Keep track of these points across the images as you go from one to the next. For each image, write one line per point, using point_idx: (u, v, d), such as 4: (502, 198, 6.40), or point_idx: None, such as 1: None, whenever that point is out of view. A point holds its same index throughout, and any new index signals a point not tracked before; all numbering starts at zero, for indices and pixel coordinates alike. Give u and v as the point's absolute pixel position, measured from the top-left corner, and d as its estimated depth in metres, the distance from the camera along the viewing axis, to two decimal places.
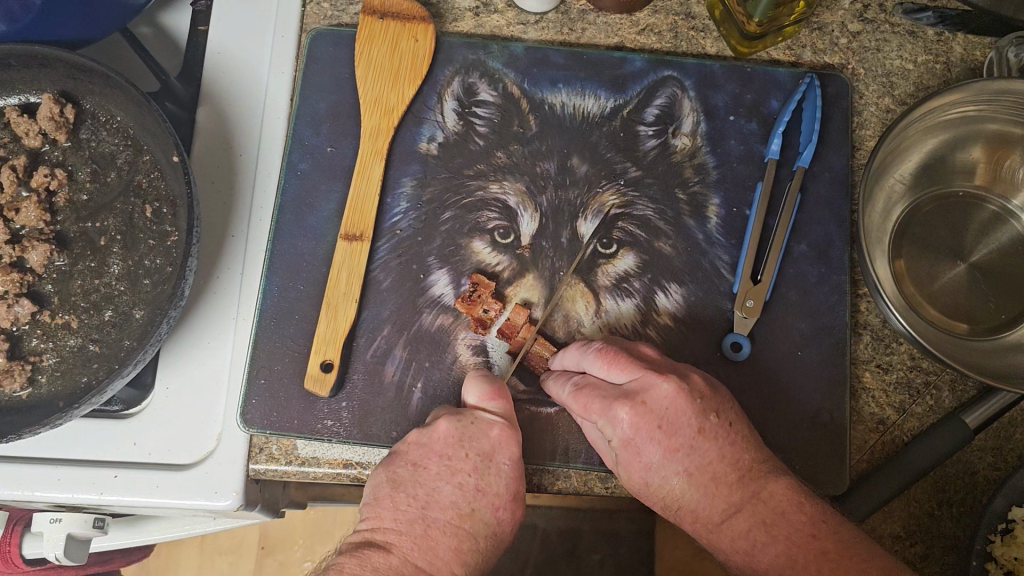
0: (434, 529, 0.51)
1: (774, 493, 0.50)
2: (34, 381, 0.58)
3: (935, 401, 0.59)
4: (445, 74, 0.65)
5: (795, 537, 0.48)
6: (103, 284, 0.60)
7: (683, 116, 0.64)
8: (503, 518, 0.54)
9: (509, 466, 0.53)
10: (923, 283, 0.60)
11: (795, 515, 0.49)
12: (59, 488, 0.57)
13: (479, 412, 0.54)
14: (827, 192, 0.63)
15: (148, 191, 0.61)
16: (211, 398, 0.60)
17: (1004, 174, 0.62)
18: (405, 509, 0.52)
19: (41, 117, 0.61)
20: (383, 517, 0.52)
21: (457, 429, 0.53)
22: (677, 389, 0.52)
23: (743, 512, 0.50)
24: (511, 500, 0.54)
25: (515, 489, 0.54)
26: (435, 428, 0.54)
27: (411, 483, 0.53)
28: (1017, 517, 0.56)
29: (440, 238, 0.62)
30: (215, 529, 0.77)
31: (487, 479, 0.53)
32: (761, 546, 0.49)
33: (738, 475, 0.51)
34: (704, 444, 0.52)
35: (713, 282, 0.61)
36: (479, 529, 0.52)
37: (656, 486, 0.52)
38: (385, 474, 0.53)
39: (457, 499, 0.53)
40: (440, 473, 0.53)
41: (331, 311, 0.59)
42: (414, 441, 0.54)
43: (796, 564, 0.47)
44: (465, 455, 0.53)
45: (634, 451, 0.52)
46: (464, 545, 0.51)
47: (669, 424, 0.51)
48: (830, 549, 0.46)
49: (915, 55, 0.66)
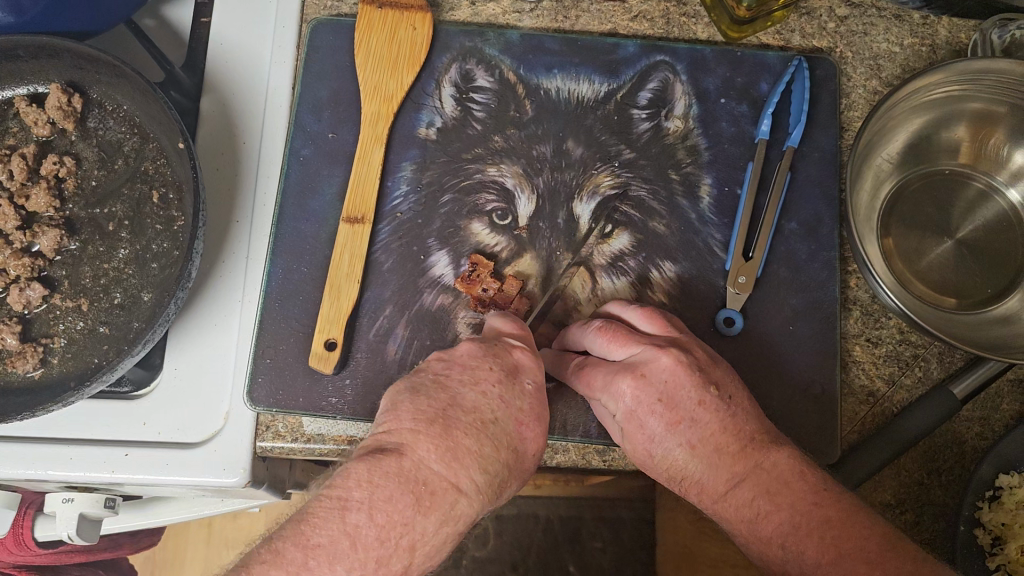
0: (455, 430, 0.48)
1: (777, 462, 0.50)
2: (46, 362, 0.59)
3: (924, 373, 0.61)
4: (443, 61, 0.67)
5: (798, 504, 0.48)
6: (111, 268, 0.61)
7: (675, 100, 0.66)
8: (527, 436, 0.50)
9: (532, 387, 0.51)
10: (911, 259, 0.62)
11: (797, 483, 0.49)
12: (73, 467, 0.59)
13: (503, 338, 0.54)
14: (817, 172, 0.65)
15: (154, 177, 0.63)
16: (219, 377, 0.61)
17: (988, 152, 0.63)
18: (426, 410, 0.48)
19: (49, 106, 0.63)
20: (400, 419, 0.48)
21: (482, 347, 0.52)
22: (676, 363, 0.53)
23: (747, 481, 0.50)
24: (535, 420, 0.51)
25: (539, 410, 0.51)
26: (460, 345, 0.53)
27: (433, 389, 0.50)
28: (1004, 483, 0.57)
29: (440, 220, 0.64)
30: (224, 511, 0.78)
31: (511, 392, 0.50)
32: (765, 513, 0.49)
33: (740, 446, 0.52)
34: (705, 415, 0.52)
35: (706, 259, 0.63)
36: (501, 438, 0.49)
37: (660, 459, 0.53)
38: (406, 383, 0.51)
39: (480, 406, 0.49)
40: (462, 380, 0.50)
41: (335, 291, 0.61)
42: (438, 359, 0.53)
43: (800, 531, 0.47)
44: (489, 367, 0.51)
45: (637, 424, 0.53)
46: (484, 451, 0.48)
47: (669, 397, 0.53)
48: (832, 516, 0.47)
49: (902, 38, 0.68)
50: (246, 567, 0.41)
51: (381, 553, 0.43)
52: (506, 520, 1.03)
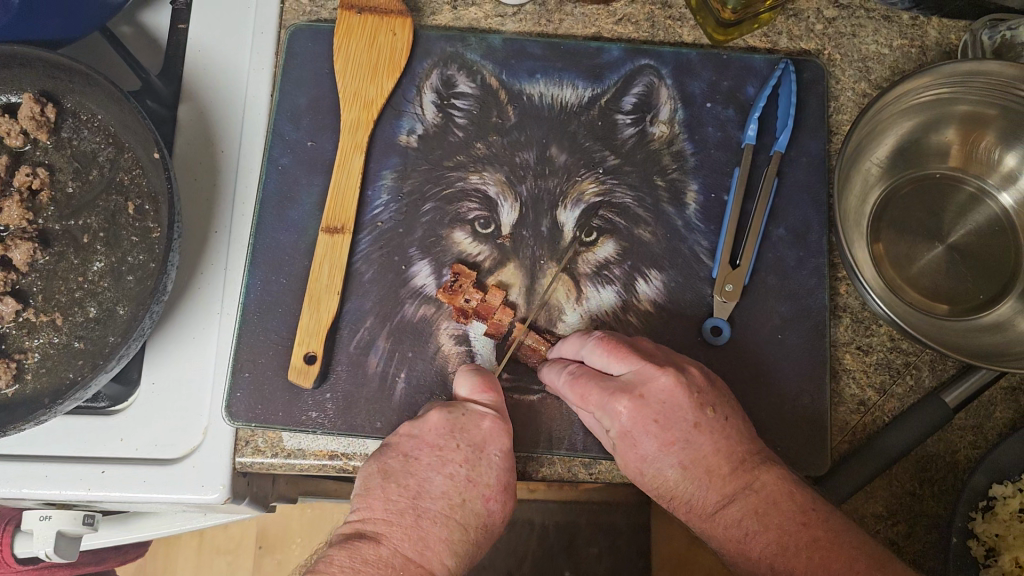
0: (424, 519, 0.51)
1: (766, 483, 0.50)
2: (20, 377, 0.58)
3: (915, 381, 0.60)
4: (424, 66, 0.66)
5: (786, 524, 0.47)
6: (86, 281, 0.60)
7: (660, 105, 0.65)
8: (494, 511, 0.53)
9: (500, 458, 0.53)
10: (902, 265, 0.61)
11: (786, 503, 0.49)
12: (48, 484, 0.58)
13: (472, 404, 0.54)
14: (805, 176, 0.63)
15: (130, 187, 0.62)
16: (197, 392, 0.60)
17: (978, 155, 0.62)
18: (395, 500, 0.51)
19: (21, 116, 0.61)
20: (373, 507, 0.51)
21: (447, 422, 0.53)
22: (675, 383, 0.52)
23: (736, 502, 0.50)
24: (502, 491, 0.53)
25: (507, 481, 0.53)
26: (425, 419, 0.54)
27: (402, 473, 0.52)
28: (998, 494, 0.56)
29: (422, 229, 0.63)
30: (209, 524, 0.77)
31: (478, 469, 0.53)
32: (753, 534, 0.48)
33: (731, 467, 0.51)
34: (700, 437, 0.52)
35: (692, 267, 0.61)
36: (469, 519, 0.52)
37: (650, 477, 0.53)
38: (376, 464, 0.53)
39: (448, 490, 0.52)
40: (430, 463, 0.52)
41: (314, 303, 0.60)
42: (407, 433, 0.54)
43: (789, 551, 0.46)
44: (456, 446, 0.53)
45: (631, 444, 0.52)
46: (454, 536, 0.51)
47: (665, 418, 0.51)
48: (821, 536, 0.46)
49: (891, 39, 0.67)
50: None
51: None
52: None
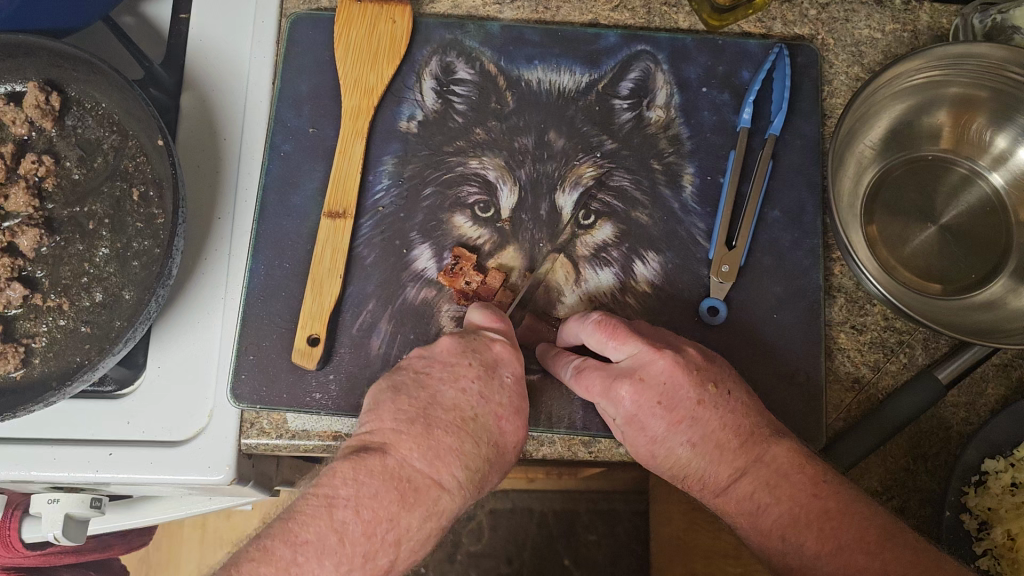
0: (435, 429, 0.49)
1: (776, 455, 0.51)
2: (27, 362, 0.59)
3: (909, 359, 0.61)
4: (424, 54, 0.67)
5: (798, 497, 0.49)
6: (92, 267, 0.61)
7: (656, 89, 0.65)
8: (507, 431, 0.51)
9: (512, 380, 0.52)
10: (896, 246, 0.62)
11: (796, 475, 0.50)
12: (56, 466, 0.59)
13: (482, 331, 0.55)
14: (800, 159, 0.64)
15: (134, 174, 0.62)
16: (202, 375, 0.61)
17: (970, 136, 0.63)
18: (406, 410, 0.50)
19: (26, 105, 0.62)
20: (382, 418, 0.50)
21: (459, 342, 0.53)
22: (674, 363, 0.53)
23: (748, 475, 0.51)
24: (516, 413, 0.52)
25: (519, 404, 0.52)
26: (439, 342, 0.54)
27: (413, 388, 0.51)
28: (990, 468, 0.58)
29: (422, 213, 0.64)
30: (212, 510, 0.78)
31: (491, 388, 0.51)
32: (764, 506, 0.50)
33: (740, 441, 0.52)
34: (705, 413, 0.53)
35: (689, 249, 0.62)
36: (481, 433, 0.50)
37: (663, 458, 0.54)
38: (387, 381, 0.53)
39: (460, 403, 0.51)
40: (442, 378, 0.52)
41: (317, 286, 0.61)
42: (420, 355, 0.54)
43: (800, 522, 0.48)
44: (468, 363, 0.52)
45: (639, 427, 0.53)
46: (464, 448, 0.49)
47: (669, 398, 0.52)
48: (831, 507, 0.48)
49: (883, 24, 0.68)
50: (235, 564, 0.43)
51: (367, 548, 0.45)
52: (500, 515, 1.03)
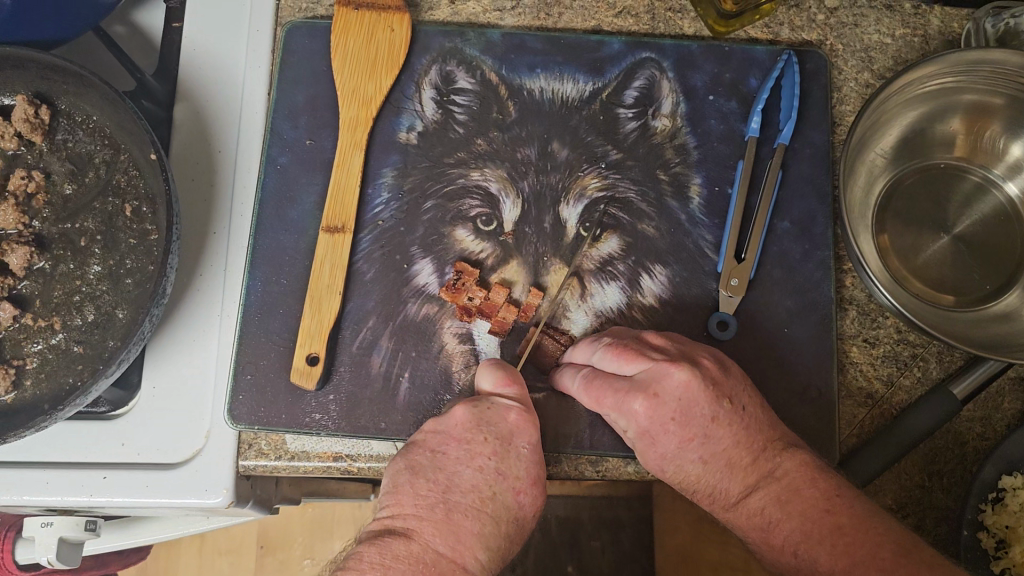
0: (455, 513, 0.48)
1: (788, 470, 0.50)
2: (19, 384, 0.57)
3: (922, 373, 0.59)
4: (423, 63, 0.65)
5: (809, 512, 0.47)
6: (84, 285, 0.59)
7: (662, 98, 0.64)
8: (526, 504, 0.50)
9: (529, 450, 0.51)
10: (909, 256, 0.60)
11: (808, 490, 0.48)
12: (49, 491, 0.57)
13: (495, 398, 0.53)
14: (809, 168, 0.63)
15: (126, 189, 0.61)
16: (198, 395, 0.60)
17: (984, 144, 0.62)
18: (425, 494, 0.49)
19: (15, 119, 0.60)
20: (402, 503, 0.49)
21: (472, 415, 0.51)
22: (690, 378, 0.51)
23: (759, 491, 0.50)
24: (534, 484, 0.51)
25: (537, 475, 0.51)
26: (451, 415, 0.52)
27: (431, 468, 0.50)
28: (1008, 485, 0.56)
29: (423, 227, 0.62)
30: (210, 527, 0.76)
31: (507, 462, 0.51)
32: (775, 523, 0.48)
33: (753, 457, 0.51)
34: (719, 431, 0.51)
35: (697, 262, 0.61)
36: (501, 512, 0.49)
37: (673, 473, 0.53)
38: (403, 461, 0.52)
39: (478, 483, 0.50)
40: (458, 457, 0.50)
41: (315, 303, 0.59)
42: (432, 430, 0.52)
43: (812, 539, 0.46)
44: (483, 438, 0.51)
45: (650, 443, 0.52)
46: (485, 530, 0.48)
47: (683, 415, 0.51)
48: (845, 522, 0.46)
49: (893, 28, 0.66)
50: None
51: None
52: None
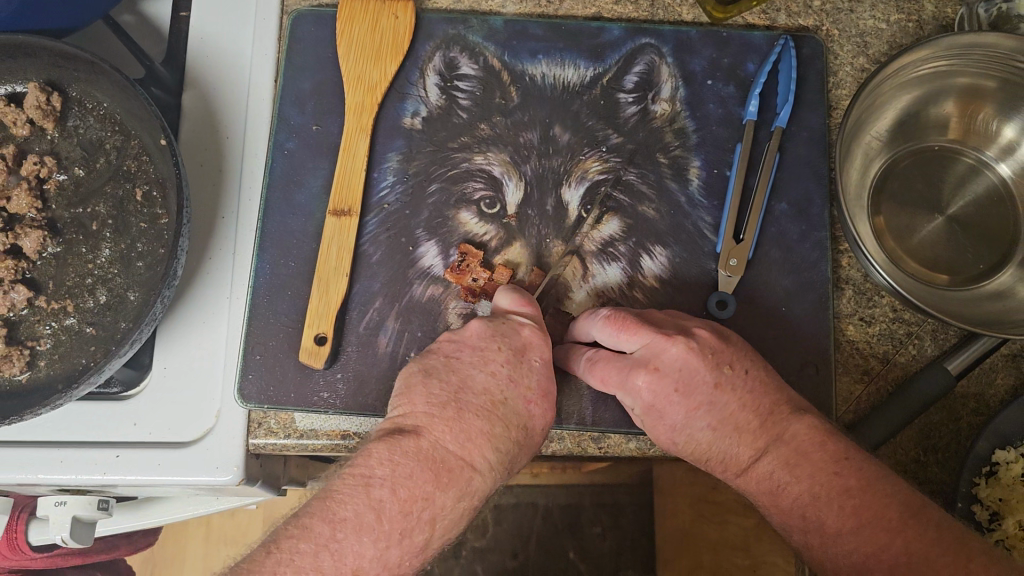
0: (467, 412, 0.50)
1: (796, 433, 0.51)
2: (33, 365, 0.59)
3: (918, 351, 0.61)
4: (427, 49, 0.66)
5: (818, 474, 0.49)
6: (96, 268, 0.61)
7: (661, 82, 0.65)
8: (536, 414, 0.52)
9: (540, 364, 0.53)
10: (904, 236, 0.62)
11: (817, 452, 0.50)
12: (63, 470, 0.58)
13: (511, 314, 0.55)
14: (806, 151, 0.64)
15: (137, 174, 0.62)
16: (208, 375, 0.61)
17: (977, 126, 0.63)
18: (437, 394, 0.51)
19: (27, 106, 0.61)
20: (415, 401, 0.51)
21: (488, 327, 0.53)
22: (688, 350, 0.53)
23: (769, 455, 0.51)
24: (544, 397, 0.52)
25: (548, 387, 0.53)
26: (468, 327, 0.55)
27: (444, 371, 0.52)
28: (1000, 459, 0.57)
29: (428, 210, 0.63)
30: (220, 509, 0.78)
31: (520, 372, 0.52)
32: (785, 485, 0.50)
33: (760, 420, 0.52)
34: (724, 396, 0.53)
35: (697, 243, 0.62)
36: (510, 417, 0.51)
37: (684, 444, 0.54)
38: (418, 365, 0.54)
39: (490, 386, 0.52)
40: (472, 362, 0.52)
41: (324, 284, 0.60)
42: (450, 339, 0.55)
43: (820, 501, 0.48)
44: (497, 348, 0.52)
45: (658, 416, 0.53)
46: (495, 430, 0.50)
47: (685, 385, 0.53)
48: (853, 485, 0.47)
49: (888, 14, 0.67)
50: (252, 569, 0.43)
51: (404, 525, 0.46)
52: (506, 510, 1.03)
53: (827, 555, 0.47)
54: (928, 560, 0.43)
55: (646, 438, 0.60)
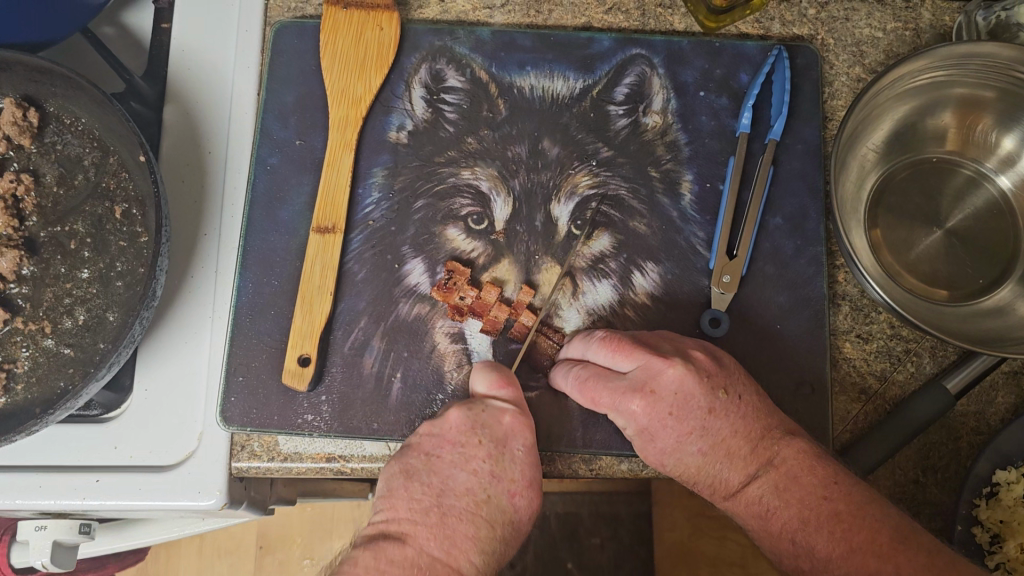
0: (450, 517, 0.50)
1: (786, 457, 0.50)
2: (9, 388, 0.57)
3: (916, 368, 0.59)
4: (412, 62, 0.65)
5: (807, 499, 0.48)
6: (74, 288, 0.59)
7: (653, 94, 0.64)
8: (521, 506, 0.52)
9: (523, 452, 0.52)
10: (901, 251, 0.60)
11: (806, 476, 0.49)
12: (41, 495, 0.57)
13: (490, 400, 0.53)
14: (800, 163, 0.63)
15: (115, 192, 0.61)
16: (190, 397, 0.59)
17: (975, 138, 0.62)
18: (420, 499, 0.50)
19: (3, 122, 0.60)
20: (397, 507, 0.50)
21: (468, 418, 0.52)
22: (685, 373, 0.51)
23: (758, 480, 0.50)
24: (528, 486, 0.52)
25: (531, 476, 0.52)
26: (446, 418, 0.53)
27: (426, 471, 0.51)
28: (1002, 480, 0.56)
29: (414, 226, 0.62)
30: (207, 527, 0.76)
31: (502, 465, 0.52)
32: (773, 510, 0.49)
33: (751, 446, 0.51)
34: (717, 421, 0.51)
35: (688, 259, 0.61)
36: (495, 515, 0.51)
37: (673, 467, 0.53)
38: (398, 464, 0.52)
39: (472, 487, 0.51)
40: (453, 460, 0.51)
41: (307, 304, 0.59)
42: (427, 433, 0.53)
43: (809, 526, 0.47)
44: (479, 441, 0.52)
45: (649, 439, 0.52)
46: (481, 533, 0.49)
47: (680, 409, 0.51)
48: (842, 510, 0.46)
49: (884, 22, 0.66)
50: None
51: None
52: None
53: None
54: None
55: (638, 460, 0.58)
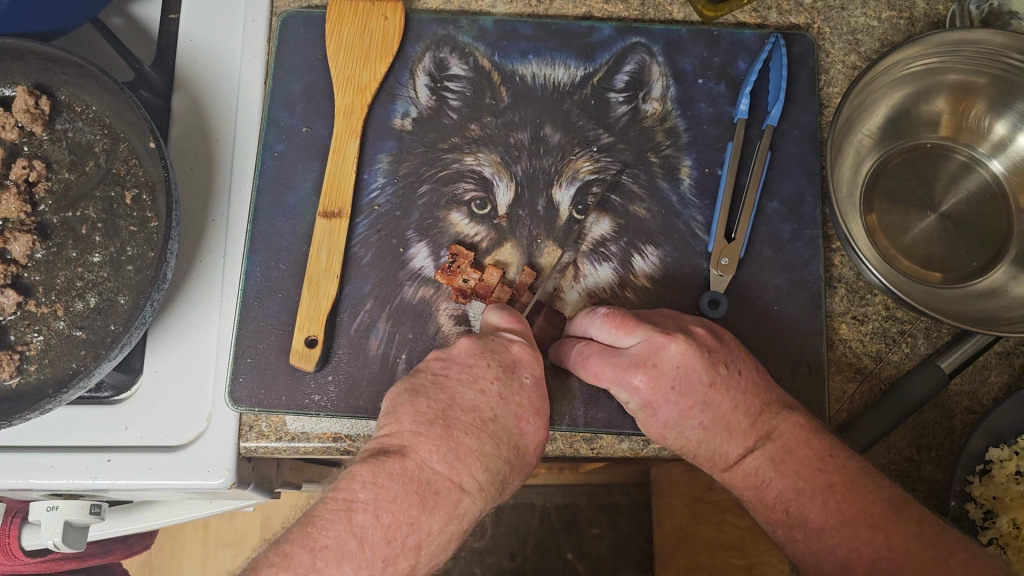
0: (455, 430, 0.48)
1: (783, 431, 0.51)
2: (23, 369, 0.58)
3: (911, 349, 0.60)
4: (416, 50, 0.66)
5: (803, 472, 0.49)
6: (86, 272, 0.60)
7: (652, 82, 0.65)
8: (528, 433, 0.51)
9: (531, 381, 0.52)
10: (896, 234, 0.61)
11: (803, 450, 0.50)
12: (53, 475, 0.58)
13: (501, 331, 0.54)
14: (797, 149, 0.64)
15: (126, 177, 0.62)
16: (199, 378, 0.61)
17: (969, 123, 0.63)
18: (425, 412, 0.49)
19: (16, 110, 0.61)
20: (400, 421, 0.49)
21: (477, 345, 0.52)
22: (687, 348, 0.52)
23: (756, 453, 0.51)
24: (535, 414, 0.51)
25: (540, 405, 0.51)
26: (455, 345, 0.53)
27: (432, 389, 0.51)
28: (995, 457, 0.57)
29: (418, 212, 0.63)
30: (213, 511, 0.78)
31: (510, 388, 0.51)
32: (769, 481, 0.50)
33: (750, 420, 0.52)
34: (717, 396, 0.52)
35: (688, 242, 0.62)
36: (501, 435, 0.49)
37: (674, 440, 0.54)
38: (406, 385, 0.52)
39: (479, 405, 0.50)
40: (461, 379, 0.51)
41: (314, 287, 0.60)
42: (437, 358, 0.54)
43: (803, 497, 0.48)
44: (487, 364, 0.51)
45: (651, 413, 0.53)
46: (485, 450, 0.48)
47: (682, 383, 0.52)
48: (836, 482, 0.48)
49: (879, 11, 0.67)
50: (253, 569, 0.42)
51: (387, 552, 0.44)
52: (502, 510, 1.03)
53: (811, 550, 0.47)
54: (910, 553, 0.43)
55: (638, 439, 0.60)
